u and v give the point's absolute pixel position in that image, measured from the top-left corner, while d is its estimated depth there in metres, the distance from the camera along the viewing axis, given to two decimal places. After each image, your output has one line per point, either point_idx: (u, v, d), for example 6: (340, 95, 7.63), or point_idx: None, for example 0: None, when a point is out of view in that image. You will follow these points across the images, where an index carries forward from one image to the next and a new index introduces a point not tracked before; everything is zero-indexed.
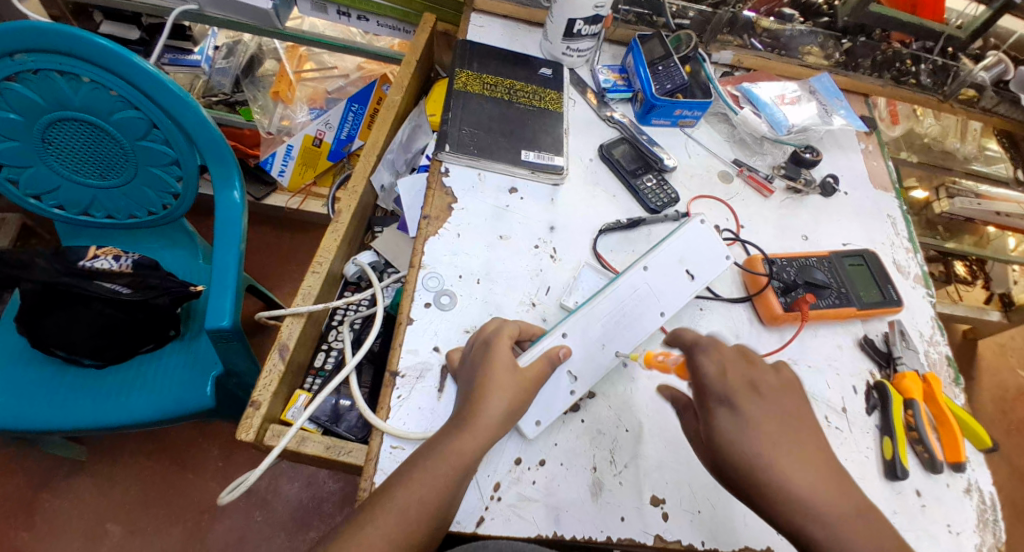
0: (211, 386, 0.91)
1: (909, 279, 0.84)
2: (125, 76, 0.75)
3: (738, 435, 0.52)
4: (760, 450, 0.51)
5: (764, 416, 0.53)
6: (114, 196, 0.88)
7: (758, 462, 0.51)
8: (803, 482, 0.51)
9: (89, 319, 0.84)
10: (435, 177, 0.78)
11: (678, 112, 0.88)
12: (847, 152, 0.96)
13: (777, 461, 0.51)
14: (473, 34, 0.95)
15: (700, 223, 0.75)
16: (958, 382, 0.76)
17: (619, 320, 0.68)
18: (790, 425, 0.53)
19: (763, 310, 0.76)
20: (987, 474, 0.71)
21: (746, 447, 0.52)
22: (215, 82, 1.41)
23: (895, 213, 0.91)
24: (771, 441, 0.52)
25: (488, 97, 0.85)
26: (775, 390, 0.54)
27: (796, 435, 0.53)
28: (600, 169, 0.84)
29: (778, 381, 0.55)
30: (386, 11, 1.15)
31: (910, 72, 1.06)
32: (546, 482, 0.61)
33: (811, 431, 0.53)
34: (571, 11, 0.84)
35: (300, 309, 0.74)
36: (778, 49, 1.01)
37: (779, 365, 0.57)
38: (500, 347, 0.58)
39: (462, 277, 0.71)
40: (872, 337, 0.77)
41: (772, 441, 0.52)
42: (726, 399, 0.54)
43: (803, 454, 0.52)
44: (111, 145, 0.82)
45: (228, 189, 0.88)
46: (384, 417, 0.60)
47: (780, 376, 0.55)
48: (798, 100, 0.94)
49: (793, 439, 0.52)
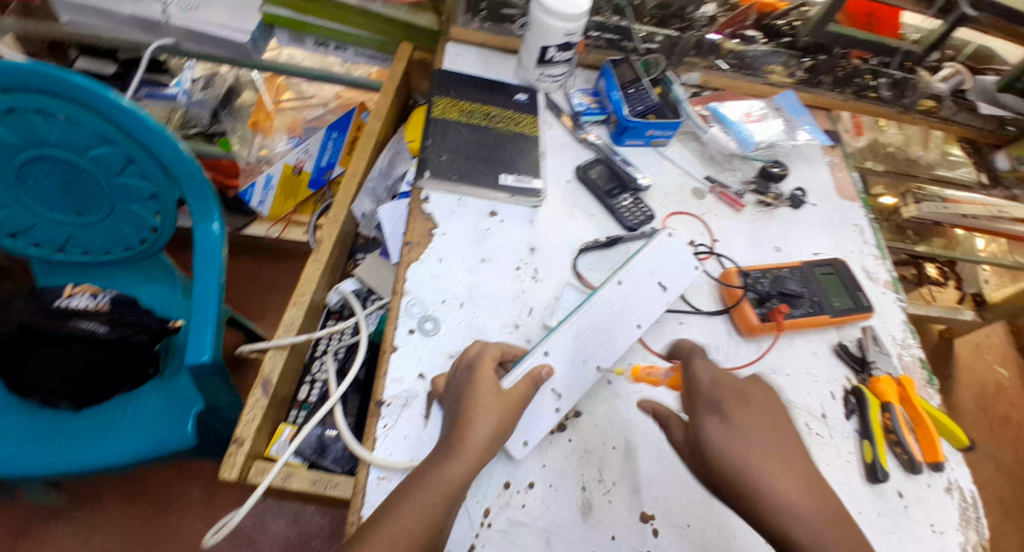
0: (192, 423, 0.89)
1: (879, 285, 0.87)
2: (102, 112, 0.75)
3: (726, 445, 0.53)
4: (749, 459, 0.53)
5: (749, 427, 0.54)
6: (92, 232, 0.87)
7: (744, 470, 0.52)
8: (793, 490, 0.52)
9: (66, 361, 0.83)
10: (416, 204, 0.79)
11: (650, 133, 0.91)
12: (814, 165, 1.00)
13: (764, 469, 0.52)
14: (449, 63, 0.97)
15: (673, 238, 0.77)
16: (932, 383, 0.79)
17: (599, 336, 0.69)
18: (776, 436, 0.55)
19: (740, 321, 0.77)
20: (967, 473, 0.73)
21: (731, 458, 0.53)
22: (193, 114, 1.39)
23: (862, 222, 0.94)
24: (761, 450, 0.53)
25: (465, 123, 0.87)
26: (758, 402, 0.57)
27: (780, 443, 0.54)
28: (578, 190, 0.86)
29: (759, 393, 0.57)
30: (363, 41, 1.17)
31: (870, 86, 1.10)
32: (536, 504, 0.61)
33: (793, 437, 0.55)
34: (543, 38, 0.87)
35: (283, 340, 0.74)
36: (743, 69, 1.06)
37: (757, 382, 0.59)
38: (484, 370, 0.59)
39: (446, 301, 0.72)
40: (846, 343, 0.80)
41: (758, 451, 0.53)
42: (716, 408, 0.56)
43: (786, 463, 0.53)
44: (89, 181, 0.82)
45: (207, 223, 0.88)
46: (371, 448, 0.60)
47: (757, 390, 0.57)
48: (764, 117, 0.97)
49: (778, 449, 0.54)
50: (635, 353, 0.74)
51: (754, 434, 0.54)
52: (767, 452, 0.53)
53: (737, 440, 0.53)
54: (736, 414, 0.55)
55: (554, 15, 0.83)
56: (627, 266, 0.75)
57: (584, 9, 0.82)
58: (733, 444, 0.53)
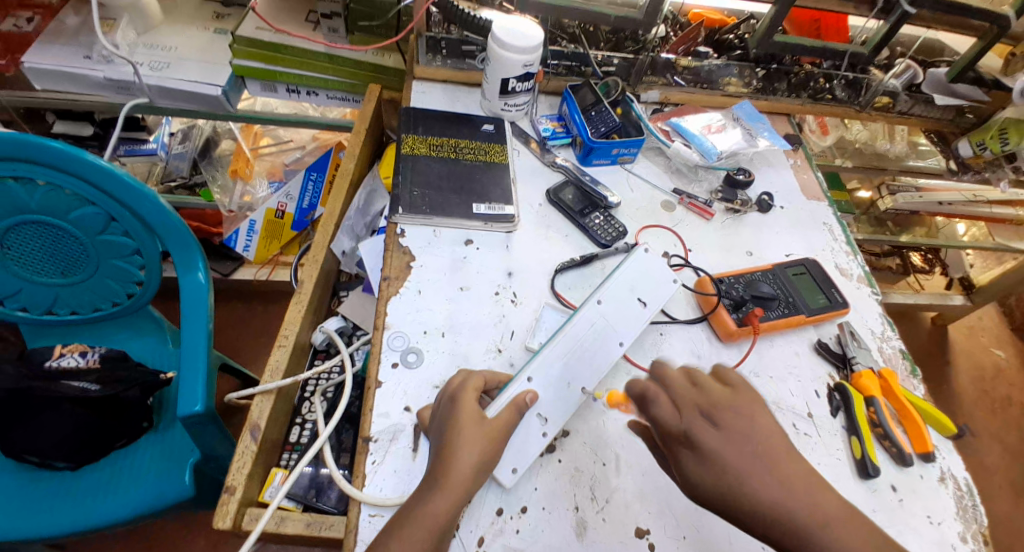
0: (189, 474, 0.89)
1: (853, 280, 0.89)
2: (81, 175, 0.77)
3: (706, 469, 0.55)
4: (733, 473, 0.54)
5: (728, 439, 0.55)
6: (78, 292, 0.88)
7: (729, 479, 0.54)
8: (771, 499, 0.52)
9: (58, 423, 0.83)
10: (392, 239, 0.80)
11: (616, 151, 0.94)
12: (778, 168, 1.03)
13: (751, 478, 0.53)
14: (416, 100, 1.00)
15: (645, 252, 0.79)
16: (914, 373, 0.80)
17: (581, 356, 0.70)
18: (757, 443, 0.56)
19: (718, 327, 0.79)
20: (958, 461, 0.73)
21: (717, 475, 0.54)
22: (173, 167, 1.44)
23: (831, 220, 0.97)
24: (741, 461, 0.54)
25: (435, 156, 0.89)
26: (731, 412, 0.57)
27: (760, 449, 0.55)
28: (550, 213, 0.88)
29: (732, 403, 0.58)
30: (333, 85, 1.21)
31: (825, 89, 1.15)
32: (530, 529, 0.61)
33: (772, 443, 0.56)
34: (503, 71, 0.90)
35: (269, 385, 0.74)
36: (699, 83, 1.10)
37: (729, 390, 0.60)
38: (466, 400, 0.59)
39: (427, 332, 0.73)
40: (826, 340, 0.81)
41: (744, 461, 0.54)
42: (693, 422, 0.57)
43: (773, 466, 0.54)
44: (71, 243, 0.83)
45: (192, 273, 0.89)
46: (361, 486, 0.60)
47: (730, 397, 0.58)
48: (723, 128, 1.01)
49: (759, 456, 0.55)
50: (619, 369, 0.75)
51: (730, 449, 0.55)
52: (754, 457, 0.54)
53: (716, 461, 0.55)
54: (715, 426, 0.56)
55: (509, 49, 0.86)
56: (602, 284, 0.76)
57: (538, 41, 0.87)
58: (715, 455, 0.55)
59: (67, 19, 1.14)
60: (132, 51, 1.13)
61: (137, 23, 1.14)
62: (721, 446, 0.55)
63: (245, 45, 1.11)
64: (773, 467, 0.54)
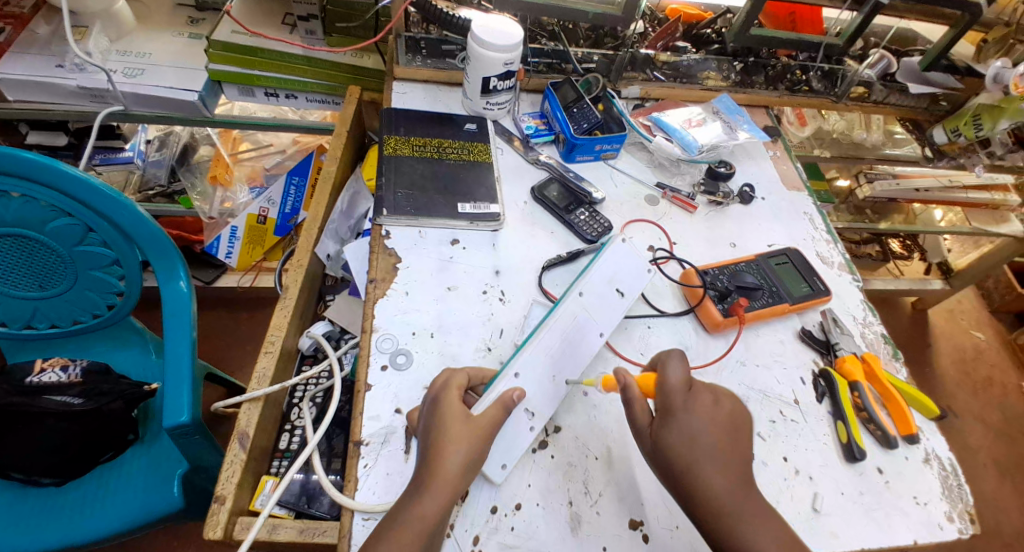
0: (178, 485, 0.88)
1: (835, 268, 0.90)
2: (55, 186, 0.75)
3: (683, 450, 0.56)
4: (709, 469, 0.55)
5: (710, 436, 0.57)
6: (57, 305, 0.86)
7: (695, 464, 0.55)
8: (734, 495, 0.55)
9: (42, 439, 0.81)
10: (377, 241, 0.80)
11: (598, 147, 0.94)
12: (759, 160, 1.04)
13: (720, 476, 0.55)
14: (397, 101, 0.99)
15: (622, 242, 0.78)
16: (897, 356, 0.82)
17: (564, 349, 0.70)
18: (731, 444, 0.57)
19: (705, 318, 0.80)
20: (942, 441, 0.75)
21: (688, 460, 0.56)
22: (150, 175, 1.42)
23: (811, 210, 0.98)
24: (715, 460, 0.56)
25: (418, 157, 0.88)
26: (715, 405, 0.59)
27: (733, 452, 0.57)
28: (536, 210, 0.88)
29: (718, 398, 0.60)
30: (313, 87, 1.19)
31: (801, 81, 1.17)
32: (525, 525, 0.61)
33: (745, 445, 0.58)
34: (483, 70, 0.90)
35: (257, 392, 0.73)
36: (679, 78, 1.10)
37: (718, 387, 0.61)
38: (449, 399, 0.59)
39: (416, 333, 0.72)
40: (810, 328, 0.82)
41: (718, 461, 0.56)
42: (686, 413, 0.57)
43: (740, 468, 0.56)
44: (47, 255, 0.81)
45: (173, 280, 0.87)
46: (353, 492, 0.60)
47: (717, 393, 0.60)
48: (703, 121, 1.03)
49: (730, 457, 0.57)
50: (606, 361, 0.75)
51: (714, 439, 0.57)
52: (727, 459, 0.56)
53: (699, 445, 0.56)
54: (702, 424, 0.57)
55: (490, 47, 0.86)
56: (580, 275, 0.76)
57: (519, 39, 0.87)
58: (695, 452, 0.56)
59: (38, 28, 1.12)
60: (105, 58, 1.11)
61: (109, 29, 1.12)
62: (706, 435, 0.57)
63: (221, 48, 1.10)
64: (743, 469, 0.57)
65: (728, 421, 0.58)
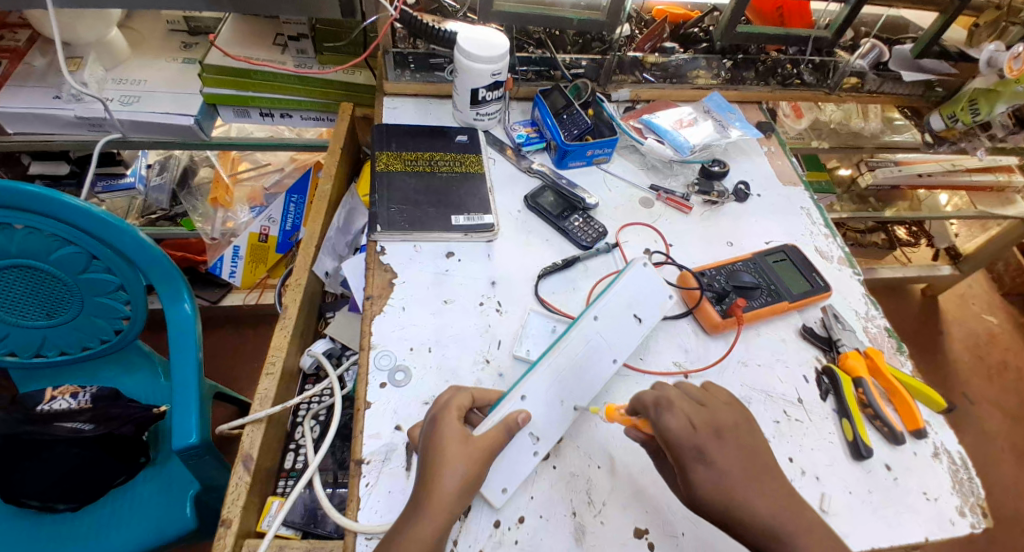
0: (191, 505, 0.89)
1: (834, 263, 0.90)
2: (59, 216, 0.76)
3: (714, 481, 0.56)
4: (739, 492, 0.55)
5: (732, 464, 0.56)
6: (65, 332, 0.88)
7: (734, 496, 0.55)
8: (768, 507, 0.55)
9: (57, 466, 0.82)
10: (373, 257, 0.80)
11: (590, 152, 0.94)
12: (754, 158, 1.04)
13: (753, 494, 0.55)
14: (388, 117, 1.00)
15: (643, 266, 0.77)
16: (901, 350, 0.81)
17: (574, 373, 0.69)
18: (751, 463, 0.57)
19: (704, 320, 0.79)
20: (951, 435, 0.74)
21: (722, 492, 0.55)
22: (153, 200, 1.43)
23: (808, 205, 0.98)
24: (741, 481, 0.56)
25: (411, 171, 0.89)
26: (731, 432, 0.58)
27: (756, 471, 0.57)
28: (530, 219, 0.88)
29: (730, 424, 0.59)
30: (307, 106, 1.21)
31: (792, 74, 1.16)
32: (529, 538, 0.61)
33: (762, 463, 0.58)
34: (471, 82, 0.91)
35: (259, 414, 0.74)
36: (669, 78, 1.11)
37: (722, 407, 0.61)
38: (447, 419, 0.59)
39: (414, 348, 0.72)
40: (811, 325, 0.82)
41: (745, 482, 0.56)
42: (700, 453, 0.56)
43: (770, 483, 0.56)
44: (53, 283, 0.82)
45: (178, 303, 0.88)
46: (355, 514, 0.60)
47: (729, 421, 0.59)
48: (695, 121, 1.02)
49: (756, 476, 0.56)
50: None
51: (736, 465, 0.56)
52: (753, 480, 0.56)
53: (727, 479, 0.56)
54: (719, 455, 0.56)
55: (477, 59, 0.87)
56: (597, 299, 0.75)
57: (504, 49, 0.87)
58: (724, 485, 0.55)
59: (34, 60, 1.13)
60: (102, 87, 1.12)
61: (104, 59, 1.14)
62: (732, 464, 0.56)
63: (214, 72, 1.11)
64: (772, 485, 0.56)
65: (741, 446, 0.58)
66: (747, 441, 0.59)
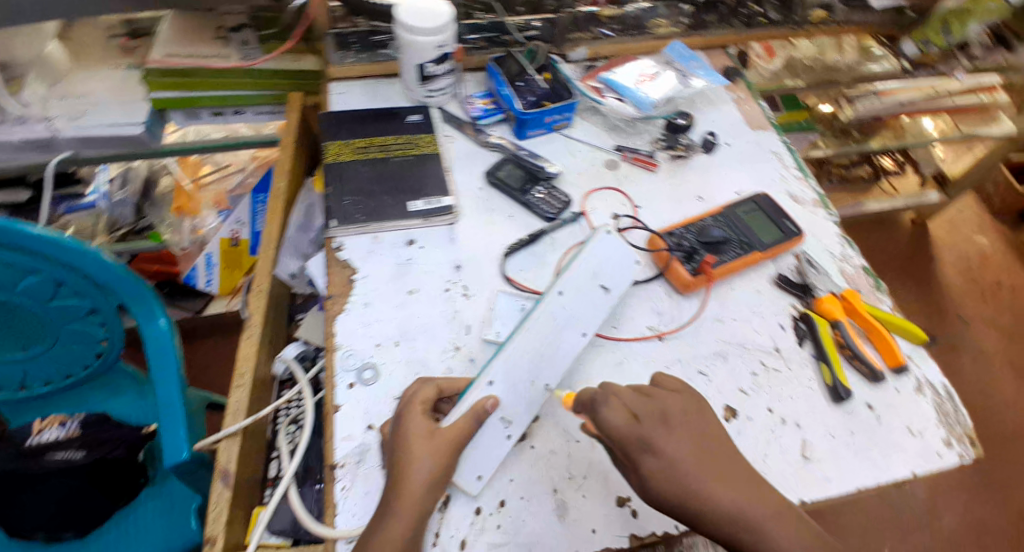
0: (196, 520, 0.88)
1: (809, 206, 0.88)
2: (17, 246, 0.71)
3: (667, 473, 0.54)
4: (696, 480, 0.53)
5: (682, 452, 0.55)
6: (46, 360, 0.86)
7: (694, 487, 0.53)
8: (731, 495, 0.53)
9: (51, 496, 0.81)
10: (331, 255, 0.77)
11: (549, 119, 0.91)
12: (721, 106, 1.00)
13: (707, 481, 0.53)
14: (338, 103, 0.95)
15: (608, 234, 0.74)
16: (879, 287, 0.80)
17: (542, 350, 0.67)
18: (705, 449, 0.55)
19: (675, 281, 0.77)
20: (933, 368, 0.73)
21: (678, 488, 0.53)
22: (119, 216, 1.36)
23: (779, 147, 0.95)
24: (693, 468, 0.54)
25: (363, 160, 0.85)
26: (681, 418, 0.57)
27: (714, 457, 0.55)
28: (492, 196, 0.85)
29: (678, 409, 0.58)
30: (258, 101, 1.17)
31: (755, 13, 1.16)
32: (511, 521, 0.60)
33: (716, 446, 0.56)
34: (417, 56, 0.86)
35: (232, 429, 0.72)
36: (631, 30, 1.08)
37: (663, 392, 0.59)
38: (412, 416, 0.58)
39: (381, 344, 0.71)
40: (786, 273, 0.80)
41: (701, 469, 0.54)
42: (647, 446, 0.55)
43: (731, 467, 0.55)
44: (26, 314, 0.79)
45: (153, 319, 0.86)
46: (333, 521, 0.59)
47: (668, 408, 0.57)
48: (656, 74, 0.97)
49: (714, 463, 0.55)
50: None
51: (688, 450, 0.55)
52: (709, 468, 0.54)
53: (682, 468, 0.54)
54: (667, 446, 0.55)
55: (418, 31, 0.83)
56: (561, 272, 0.72)
57: (448, 18, 0.83)
58: (676, 477, 0.53)
59: None
60: (45, 105, 1.07)
61: (44, 75, 1.08)
62: (682, 453, 0.54)
63: (158, 75, 1.06)
64: (732, 472, 0.55)
65: (693, 433, 0.56)
66: (699, 424, 0.57)
